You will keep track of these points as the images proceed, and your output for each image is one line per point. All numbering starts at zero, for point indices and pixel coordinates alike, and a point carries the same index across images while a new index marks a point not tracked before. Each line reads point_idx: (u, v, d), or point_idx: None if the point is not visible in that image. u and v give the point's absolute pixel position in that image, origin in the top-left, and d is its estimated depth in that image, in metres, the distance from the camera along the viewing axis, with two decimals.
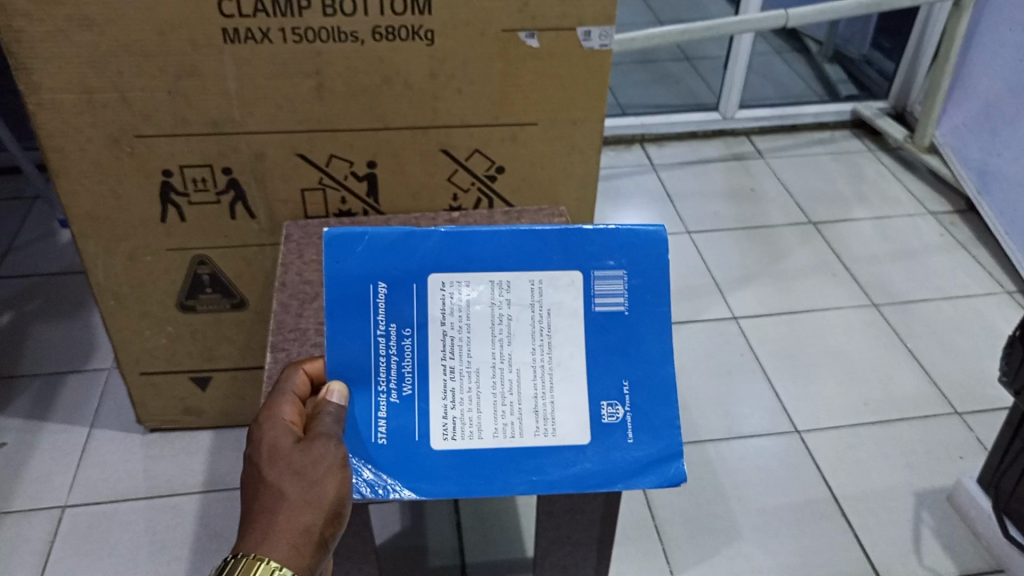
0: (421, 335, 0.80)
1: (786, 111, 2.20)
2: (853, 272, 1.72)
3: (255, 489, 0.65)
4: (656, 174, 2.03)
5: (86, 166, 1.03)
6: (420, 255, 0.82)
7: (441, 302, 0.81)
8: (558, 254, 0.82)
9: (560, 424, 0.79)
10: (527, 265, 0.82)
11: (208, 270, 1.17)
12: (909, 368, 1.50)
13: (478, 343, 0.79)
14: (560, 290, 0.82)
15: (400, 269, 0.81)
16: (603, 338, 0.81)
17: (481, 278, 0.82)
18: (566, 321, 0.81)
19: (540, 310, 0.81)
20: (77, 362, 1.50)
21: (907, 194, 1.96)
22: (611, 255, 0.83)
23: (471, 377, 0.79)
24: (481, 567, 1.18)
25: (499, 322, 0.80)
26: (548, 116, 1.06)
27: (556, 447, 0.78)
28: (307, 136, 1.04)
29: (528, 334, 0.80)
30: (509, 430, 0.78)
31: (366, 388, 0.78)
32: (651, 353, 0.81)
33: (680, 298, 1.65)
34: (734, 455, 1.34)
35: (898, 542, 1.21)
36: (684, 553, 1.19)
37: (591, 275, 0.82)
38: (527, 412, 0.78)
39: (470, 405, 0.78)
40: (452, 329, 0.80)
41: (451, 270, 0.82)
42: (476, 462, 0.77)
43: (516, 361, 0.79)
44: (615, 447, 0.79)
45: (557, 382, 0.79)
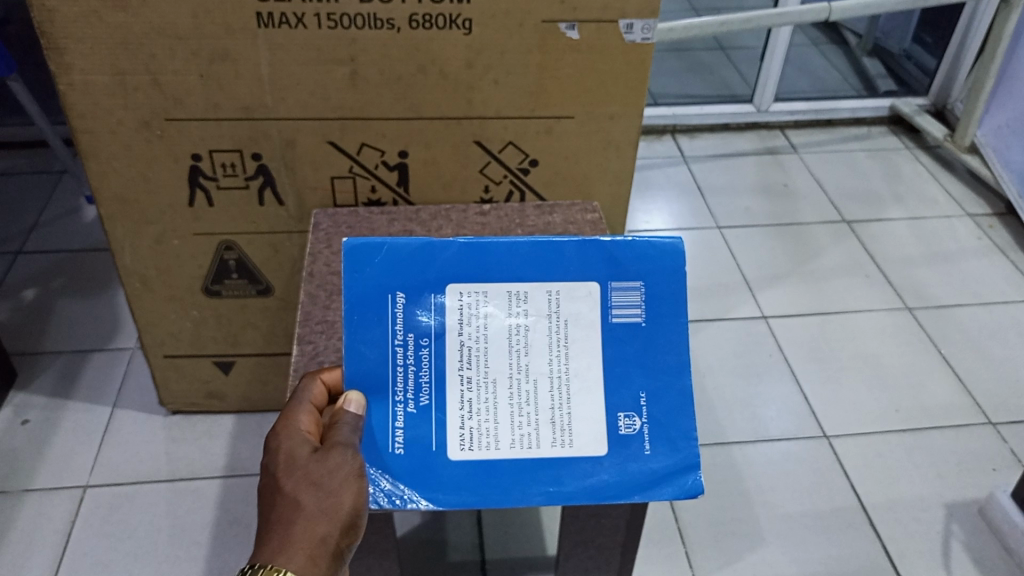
0: (440, 344, 0.78)
1: (822, 106, 2.15)
2: (887, 274, 1.68)
3: (272, 499, 0.65)
4: (687, 166, 2.00)
5: (116, 149, 1.01)
6: (439, 264, 0.81)
7: (459, 311, 0.79)
8: (576, 265, 0.81)
9: (576, 435, 0.77)
10: (545, 275, 0.81)
11: (235, 255, 1.15)
12: (943, 377, 1.46)
13: (495, 353, 0.78)
14: (576, 301, 0.80)
15: (419, 279, 0.80)
16: (619, 349, 0.79)
17: (499, 288, 0.80)
18: (583, 332, 0.79)
19: (558, 320, 0.79)
20: (102, 340, 1.50)
21: (944, 194, 1.91)
22: (628, 265, 0.81)
23: (488, 387, 0.77)
24: (501, 564, 1.16)
25: (516, 332, 0.78)
26: (584, 110, 1.04)
27: (574, 459, 0.76)
28: (338, 124, 1.02)
29: (543, 345, 0.78)
30: (526, 441, 0.76)
31: (384, 397, 0.77)
32: (668, 364, 0.79)
33: (709, 296, 1.62)
34: (759, 458, 1.31)
35: (927, 555, 1.18)
36: (707, 557, 1.17)
37: (608, 285, 0.81)
38: (544, 423, 0.77)
39: (487, 415, 0.77)
40: (469, 339, 0.78)
41: (470, 280, 0.81)
42: (492, 472, 0.76)
43: (532, 371, 0.78)
44: (632, 458, 0.77)
45: (574, 393, 0.77)
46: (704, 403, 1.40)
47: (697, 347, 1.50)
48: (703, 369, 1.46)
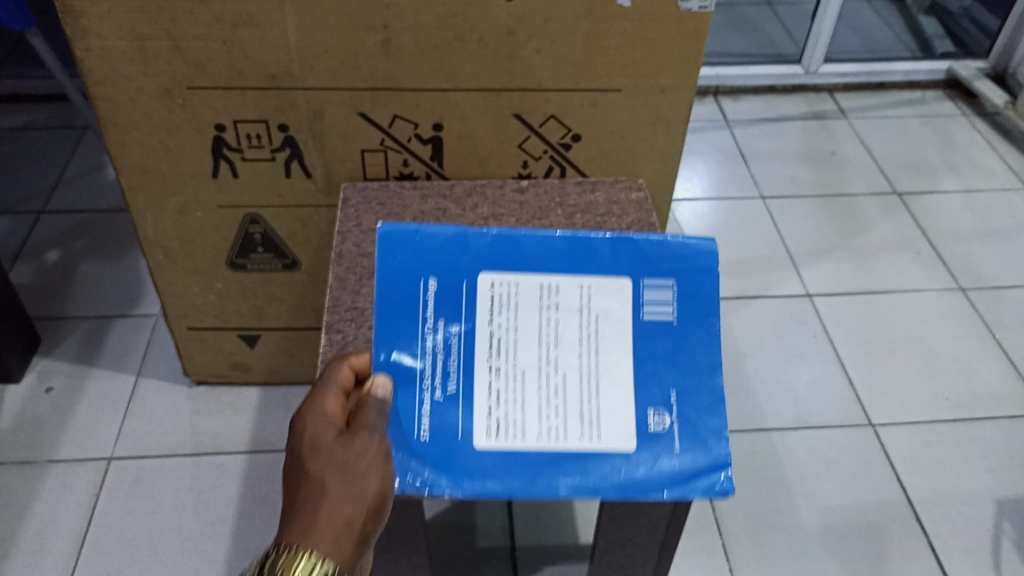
0: (469, 334, 0.73)
1: (874, 68, 2.05)
2: (939, 251, 1.60)
3: (296, 481, 0.59)
4: (729, 131, 1.91)
5: (137, 117, 0.96)
6: (471, 256, 0.77)
7: (490, 302, 0.75)
8: (609, 260, 0.77)
9: (605, 429, 0.71)
10: (577, 268, 0.77)
11: (260, 229, 1.11)
12: (997, 364, 1.39)
13: (524, 343, 0.73)
14: (608, 296, 0.75)
15: (453, 268, 0.76)
16: (651, 347, 0.74)
17: (531, 279, 0.76)
18: (615, 327, 0.74)
19: (588, 315, 0.75)
20: (125, 306, 1.47)
21: (1002, 165, 1.82)
22: (661, 264, 0.77)
23: (517, 378, 0.72)
24: (532, 551, 1.14)
25: (546, 324, 0.74)
26: (633, 83, 0.96)
27: (602, 454, 0.70)
28: (370, 95, 0.96)
29: (574, 338, 0.73)
30: (555, 433, 0.70)
31: (410, 384, 0.71)
32: (699, 364, 0.74)
33: (750, 271, 1.55)
34: (802, 446, 1.26)
35: (976, 553, 1.14)
36: (744, 549, 1.13)
37: (640, 283, 0.76)
38: (572, 416, 0.71)
39: (515, 406, 0.71)
40: (498, 329, 0.73)
41: (501, 271, 0.76)
42: (519, 465, 0.69)
43: (561, 364, 0.73)
44: (662, 456, 0.71)
45: (605, 385, 0.72)
46: (743, 385, 1.35)
47: (737, 326, 1.44)
48: (743, 350, 1.41)
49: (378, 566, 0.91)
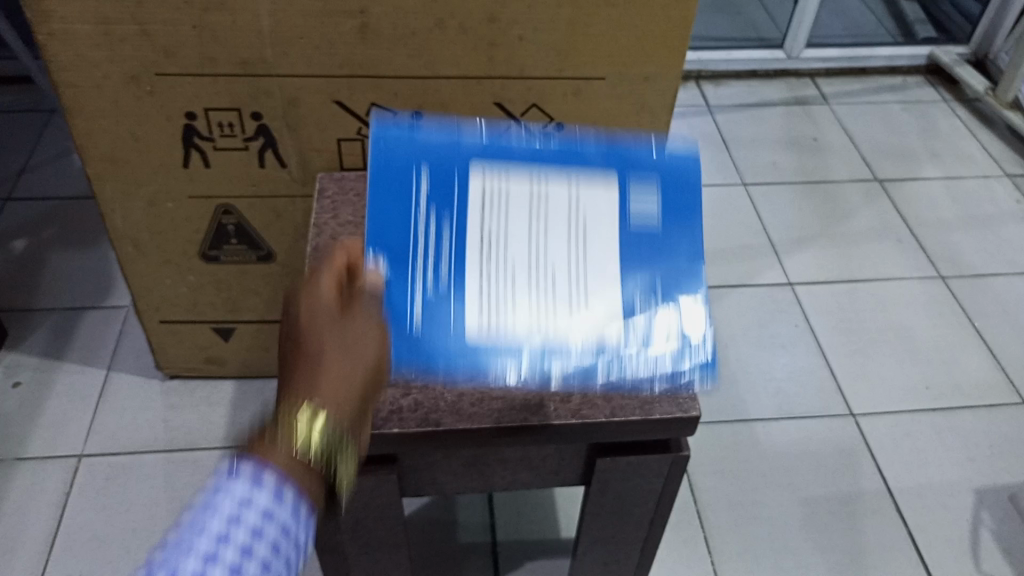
0: (458, 224, 0.69)
1: (857, 53, 2.04)
2: (920, 238, 1.60)
3: (294, 337, 0.55)
4: (712, 116, 1.89)
5: (103, 105, 0.92)
6: (463, 149, 0.71)
7: (481, 196, 0.70)
8: (599, 159, 0.71)
9: (590, 323, 0.67)
10: (568, 166, 0.71)
11: (233, 220, 1.07)
12: (977, 353, 1.40)
13: (514, 239, 0.69)
14: (596, 195, 0.70)
15: (443, 160, 0.71)
16: (634, 241, 0.69)
17: (521, 176, 0.70)
18: (603, 228, 0.69)
19: (577, 212, 0.70)
20: (94, 297, 1.43)
21: (982, 152, 1.82)
22: (653, 167, 0.71)
23: (506, 273, 0.68)
24: (513, 546, 1.13)
25: (535, 219, 0.69)
26: (618, 71, 0.94)
27: (586, 349, 0.66)
28: (347, 82, 0.93)
29: (564, 227, 0.69)
30: (540, 325, 0.66)
31: (402, 273, 0.68)
32: (681, 265, 0.69)
33: (732, 260, 1.54)
34: (784, 437, 1.26)
35: (955, 543, 1.14)
36: (726, 542, 1.13)
37: (627, 183, 0.71)
38: (562, 303, 0.67)
39: (503, 298, 0.67)
40: (489, 224, 0.69)
41: (494, 165, 0.71)
42: (509, 344, 0.66)
43: (552, 255, 0.69)
44: (643, 354, 0.67)
45: (593, 267, 0.68)
46: (726, 375, 1.34)
47: (720, 315, 1.43)
48: (724, 339, 1.40)
49: (357, 566, 0.89)
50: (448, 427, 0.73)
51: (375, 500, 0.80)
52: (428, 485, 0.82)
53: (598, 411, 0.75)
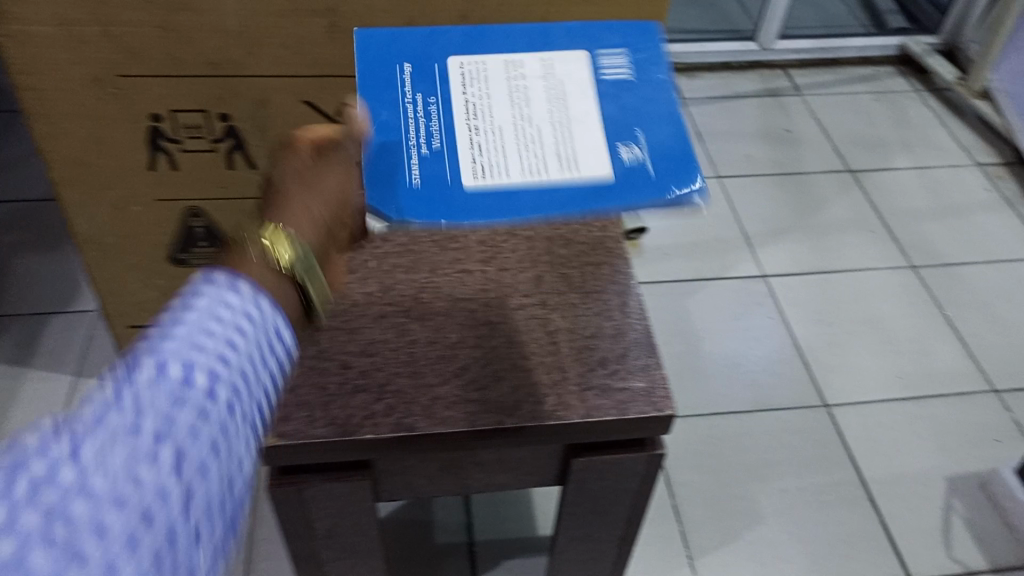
0: (444, 102, 0.59)
1: (829, 43, 2.05)
2: (892, 228, 1.61)
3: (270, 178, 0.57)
4: (686, 109, 1.89)
5: (66, 108, 0.90)
6: (432, 41, 0.62)
7: (460, 74, 0.60)
8: (563, 35, 0.63)
9: (583, 158, 0.56)
10: (539, 43, 0.62)
11: (203, 222, 1.06)
12: (948, 342, 1.41)
13: (498, 99, 0.59)
14: (571, 64, 0.61)
15: (422, 52, 0.62)
16: (624, 101, 0.59)
17: (497, 54, 0.61)
18: (584, 86, 0.60)
19: (556, 79, 0.60)
20: (63, 301, 1.41)
21: (952, 141, 1.83)
22: (618, 38, 0.63)
23: (494, 128, 0.57)
24: (491, 545, 1.13)
25: (514, 85, 0.60)
26: None
27: (587, 180, 0.55)
28: (316, 83, 0.92)
29: (555, 92, 0.59)
30: (536, 166, 0.55)
31: (386, 145, 0.58)
32: (667, 108, 0.60)
33: (707, 253, 1.54)
34: (759, 429, 1.27)
35: (928, 532, 1.15)
36: (703, 536, 1.13)
37: (596, 53, 0.62)
38: (554, 143, 0.57)
39: (495, 149, 0.57)
40: (471, 92, 0.59)
41: (467, 51, 0.62)
42: (508, 205, 0.54)
43: (538, 111, 0.59)
44: (646, 176, 0.56)
45: (590, 126, 0.58)
46: (702, 369, 1.34)
47: (695, 309, 1.44)
48: (700, 333, 1.40)
49: (333, 570, 0.89)
50: (424, 431, 0.72)
51: (350, 506, 0.79)
52: (403, 489, 0.82)
53: (574, 411, 0.75)
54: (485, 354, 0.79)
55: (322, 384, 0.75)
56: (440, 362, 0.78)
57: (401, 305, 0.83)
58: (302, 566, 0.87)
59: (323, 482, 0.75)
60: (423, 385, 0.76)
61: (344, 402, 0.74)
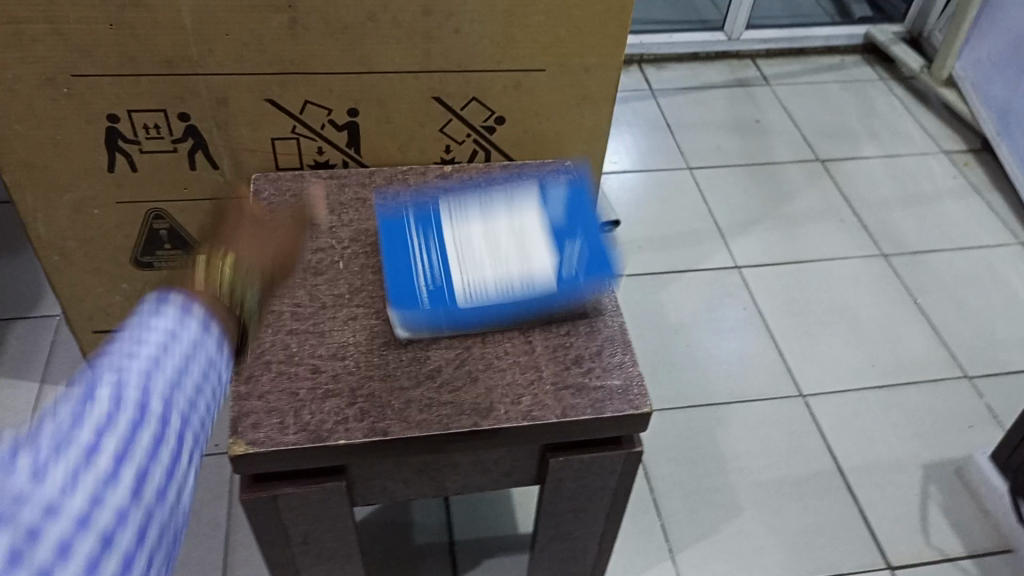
0: (444, 263, 0.81)
1: (796, 33, 2.05)
2: (862, 217, 1.62)
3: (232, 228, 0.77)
4: (655, 101, 1.89)
5: (17, 109, 0.87)
6: (430, 209, 0.88)
7: (450, 232, 0.85)
8: (516, 196, 0.89)
9: (538, 269, 0.80)
10: (503, 202, 0.88)
11: (166, 225, 1.03)
12: (920, 329, 1.42)
13: (478, 241, 0.83)
14: (525, 214, 0.87)
15: (423, 225, 0.86)
16: (562, 235, 0.84)
17: (475, 218, 0.86)
18: (535, 228, 0.85)
19: (516, 226, 0.85)
20: (24, 307, 1.37)
21: (919, 129, 1.85)
22: (557, 193, 0.89)
23: (477, 266, 0.81)
24: (470, 546, 1.11)
25: (489, 233, 0.84)
26: (558, 62, 0.92)
27: (541, 283, 0.79)
28: (278, 80, 0.89)
29: (514, 242, 0.83)
30: (507, 276, 0.80)
31: (403, 276, 0.81)
32: (591, 234, 0.84)
33: (680, 244, 1.54)
34: (736, 421, 1.26)
35: (905, 519, 1.16)
36: (683, 530, 1.13)
37: (540, 207, 0.88)
38: (518, 264, 0.81)
39: (479, 275, 0.80)
40: (460, 241, 0.84)
41: (456, 216, 0.87)
42: (493, 300, 0.79)
43: (506, 248, 0.83)
44: (581, 279, 0.80)
45: (536, 253, 0.82)
46: (677, 361, 1.34)
47: (669, 302, 1.43)
48: (675, 325, 1.40)
49: None
50: (398, 435, 0.71)
51: (324, 512, 0.77)
52: (379, 493, 0.80)
53: (550, 411, 0.73)
54: (458, 355, 0.77)
55: (292, 390, 0.73)
56: (413, 364, 0.76)
57: (372, 307, 0.81)
58: None
59: (295, 489, 0.73)
60: (396, 388, 0.74)
61: (315, 407, 0.72)
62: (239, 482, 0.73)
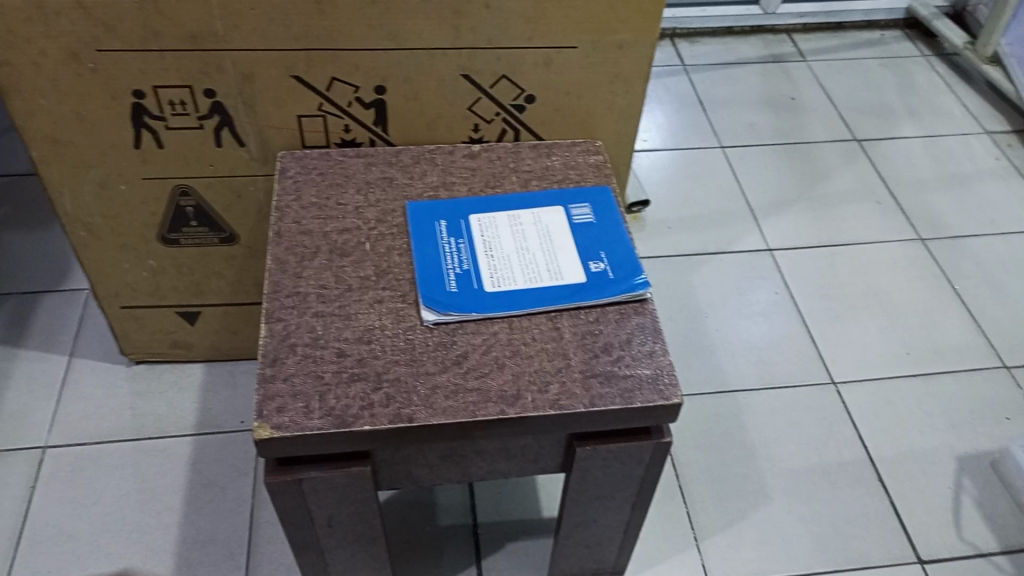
0: (473, 263, 0.82)
1: (834, 7, 1.99)
2: (899, 200, 1.58)
3: None
4: (687, 76, 1.84)
5: (43, 84, 0.86)
6: (459, 204, 0.89)
7: (478, 230, 0.86)
8: (544, 198, 0.89)
9: (565, 272, 0.81)
10: (530, 203, 0.89)
11: (192, 201, 1.02)
12: (957, 316, 1.39)
13: (505, 242, 0.84)
14: (552, 215, 0.87)
15: (453, 214, 0.87)
16: (591, 240, 0.85)
17: (502, 217, 0.87)
18: (561, 231, 0.86)
19: (543, 226, 0.86)
20: (53, 281, 1.38)
21: (961, 108, 1.79)
22: (585, 198, 0.90)
23: (506, 265, 0.82)
24: (494, 528, 1.11)
25: (516, 232, 0.85)
26: (591, 38, 0.90)
27: (568, 284, 0.80)
28: (304, 56, 0.88)
29: (540, 244, 0.84)
30: (535, 277, 0.81)
31: (432, 268, 0.81)
32: (617, 238, 0.85)
33: (711, 225, 1.51)
34: (765, 408, 1.24)
35: (936, 512, 1.13)
36: (710, 518, 1.11)
37: (569, 209, 0.88)
38: (546, 268, 0.82)
39: (507, 274, 0.81)
40: (488, 240, 0.85)
41: (484, 212, 0.88)
42: (522, 294, 0.79)
43: (534, 250, 0.84)
44: (608, 284, 0.80)
45: (562, 260, 0.83)
46: (706, 344, 1.32)
47: (700, 284, 1.41)
48: (704, 308, 1.37)
49: (334, 560, 0.86)
50: (423, 422, 0.70)
51: (349, 496, 0.77)
52: (404, 478, 0.79)
53: (578, 399, 0.72)
54: (484, 341, 0.76)
55: (317, 373, 0.72)
56: (439, 349, 0.75)
57: (397, 290, 0.80)
58: (302, 557, 0.85)
59: (320, 473, 0.73)
60: (422, 373, 0.73)
61: (340, 391, 0.71)
62: (264, 465, 0.73)
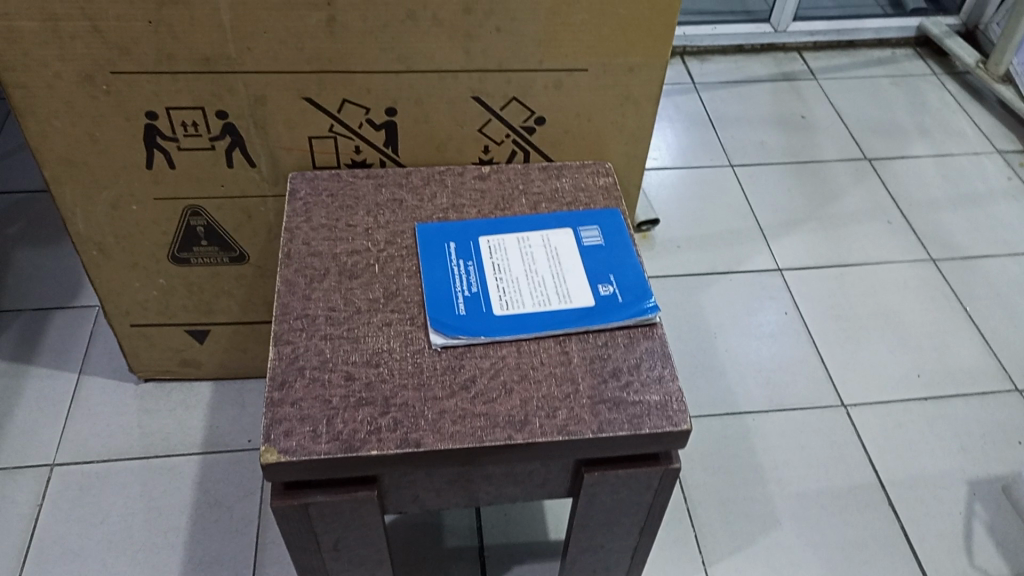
0: (482, 285, 0.82)
1: (845, 26, 1.99)
2: (911, 219, 1.57)
3: None
4: (697, 94, 1.85)
5: (57, 106, 0.87)
6: (468, 226, 0.89)
7: (486, 251, 0.86)
8: (553, 220, 0.89)
9: (574, 295, 0.81)
10: (539, 225, 0.89)
11: (202, 221, 1.03)
12: (969, 338, 1.38)
13: (514, 264, 0.84)
14: (561, 237, 0.87)
15: (462, 236, 0.87)
16: (600, 262, 0.85)
17: (511, 239, 0.87)
18: (570, 252, 0.86)
19: (551, 248, 0.86)
20: (64, 298, 1.39)
21: (973, 127, 1.78)
22: (594, 221, 0.90)
23: (514, 288, 0.82)
24: (501, 551, 1.10)
25: (525, 254, 0.85)
26: (601, 61, 0.90)
27: (576, 307, 0.80)
28: (316, 78, 0.88)
29: (549, 266, 0.84)
30: (544, 300, 0.81)
31: (440, 290, 0.81)
32: (625, 261, 0.85)
33: (721, 244, 1.51)
34: (774, 430, 1.23)
35: (948, 537, 1.12)
36: (718, 542, 1.10)
37: (578, 231, 0.88)
38: (554, 291, 0.82)
39: (516, 297, 0.81)
40: (497, 262, 0.85)
41: (493, 234, 0.88)
42: (530, 317, 0.79)
43: (542, 272, 0.84)
44: (618, 307, 0.80)
45: (571, 283, 0.82)
46: (715, 365, 1.31)
47: (709, 304, 1.40)
48: (713, 329, 1.37)
49: None
50: (430, 447, 0.69)
51: (355, 520, 0.77)
52: (410, 503, 0.78)
53: (585, 425, 0.72)
54: (492, 365, 0.76)
55: (325, 397, 0.72)
56: (447, 373, 0.75)
57: (406, 313, 0.80)
58: None
59: (326, 498, 0.72)
60: (429, 398, 0.73)
61: (348, 415, 0.71)
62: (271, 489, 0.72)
